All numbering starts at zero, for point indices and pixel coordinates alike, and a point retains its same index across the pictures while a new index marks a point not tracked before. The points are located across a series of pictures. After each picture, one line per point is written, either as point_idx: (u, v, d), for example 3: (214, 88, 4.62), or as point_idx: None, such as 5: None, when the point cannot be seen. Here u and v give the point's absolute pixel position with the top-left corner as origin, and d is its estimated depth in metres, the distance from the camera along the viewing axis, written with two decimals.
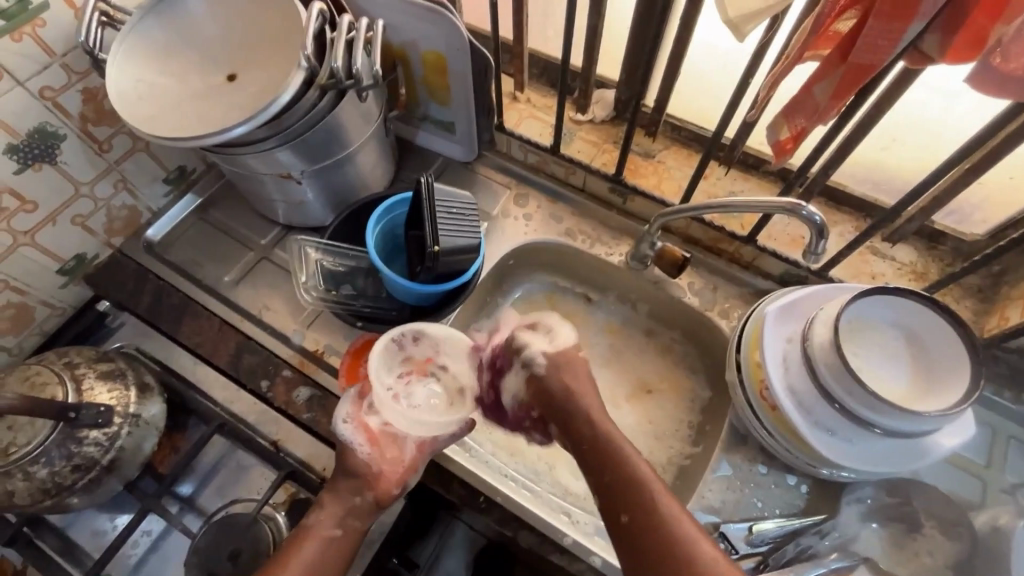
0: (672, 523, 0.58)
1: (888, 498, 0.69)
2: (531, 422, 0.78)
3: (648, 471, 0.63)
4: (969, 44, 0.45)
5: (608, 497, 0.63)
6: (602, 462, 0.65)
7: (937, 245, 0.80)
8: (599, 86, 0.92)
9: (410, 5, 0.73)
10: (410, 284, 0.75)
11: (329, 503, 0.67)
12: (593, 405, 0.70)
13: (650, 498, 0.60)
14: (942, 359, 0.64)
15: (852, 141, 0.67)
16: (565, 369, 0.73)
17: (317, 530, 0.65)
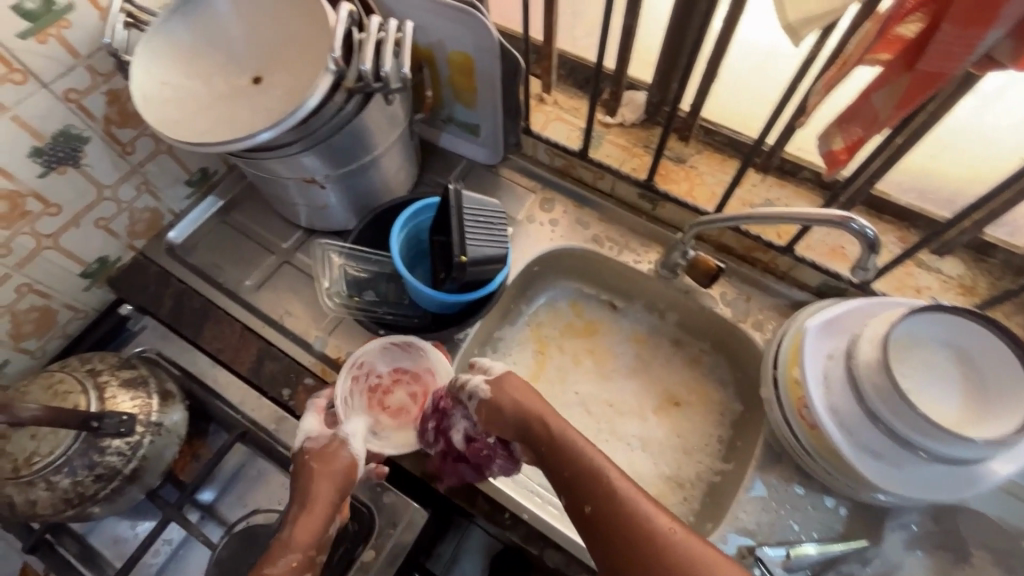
0: (632, 505, 0.54)
1: (933, 525, 0.66)
2: (491, 450, 0.68)
3: (604, 459, 0.58)
4: None
5: (571, 494, 0.58)
6: (561, 461, 0.59)
7: (986, 258, 0.76)
8: (630, 88, 0.88)
9: (439, 5, 0.71)
10: (435, 293, 0.73)
11: (298, 539, 0.61)
12: (546, 408, 0.63)
13: (608, 484, 0.56)
14: (993, 383, 0.61)
15: (905, 149, 0.63)
16: (509, 386, 0.65)
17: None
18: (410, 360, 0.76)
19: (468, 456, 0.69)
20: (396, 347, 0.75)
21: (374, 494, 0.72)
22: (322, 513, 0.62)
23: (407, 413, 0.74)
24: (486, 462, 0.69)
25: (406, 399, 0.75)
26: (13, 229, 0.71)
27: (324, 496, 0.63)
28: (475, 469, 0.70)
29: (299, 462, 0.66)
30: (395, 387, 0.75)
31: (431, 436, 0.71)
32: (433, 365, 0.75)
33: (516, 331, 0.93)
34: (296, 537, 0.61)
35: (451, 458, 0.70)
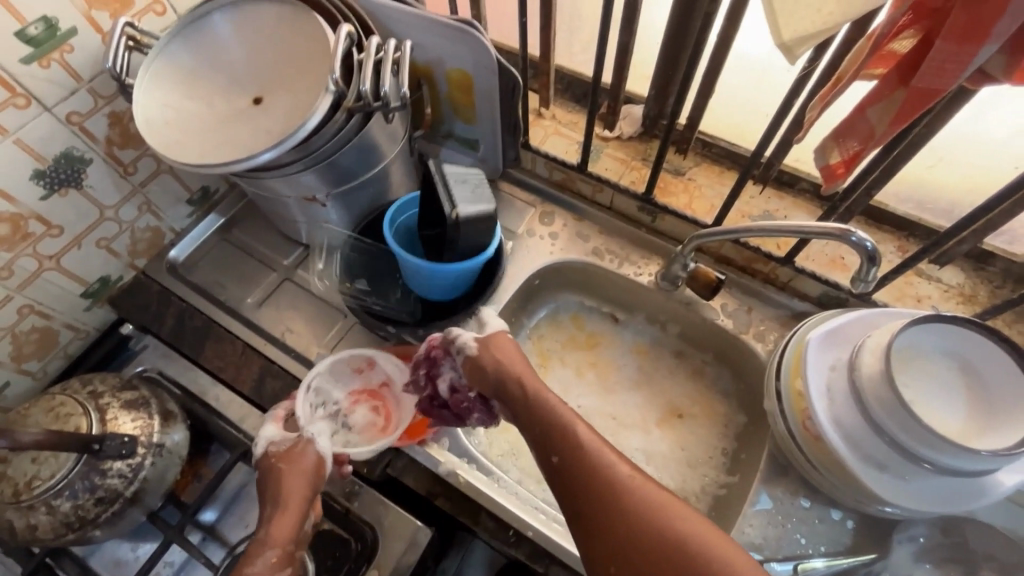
0: (594, 454, 0.57)
1: (942, 537, 0.66)
2: (473, 403, 0.73)
3: (572, 415, 0.62)
4: None
5: (541, 445, 0.62)
6: (533, 417, 0.64)
7: (986, 266, 0.76)
8: (627, 102, 0.89)
9: (437, 23, 0.71)
10: (435, 266, 0.73)
11: (275, 536, 0.62)
12: (522, 368, 0.68)
13: (574, 435, 0.59)
14: (995, 393, 0.61)
15: (902, 160, 0.63)
16: (497, 344, 0.71)
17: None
18: (363, 377, 0.78)
19: (451, 405, 0.73)
20: (345, 368, 0.77)
21: (376, 513, 0.72)
22: (296, 509, 0.64)
23: (375, 426, 0.76)
24: (466, 413, 0.73)
25: (370, 414, 0.77)
26: (15, 251, 0.71)
27: (296, 491, 0.64)
28: (455, 418, 0.73)
29: (265, 467, 0.68)
30: (355, 407, 0.77)
31: (419, 382, 0.74)
32: (390, 374, 0.77)
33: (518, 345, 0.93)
34: (272, 534, 0.62)
35: (434, 404, 0.73)
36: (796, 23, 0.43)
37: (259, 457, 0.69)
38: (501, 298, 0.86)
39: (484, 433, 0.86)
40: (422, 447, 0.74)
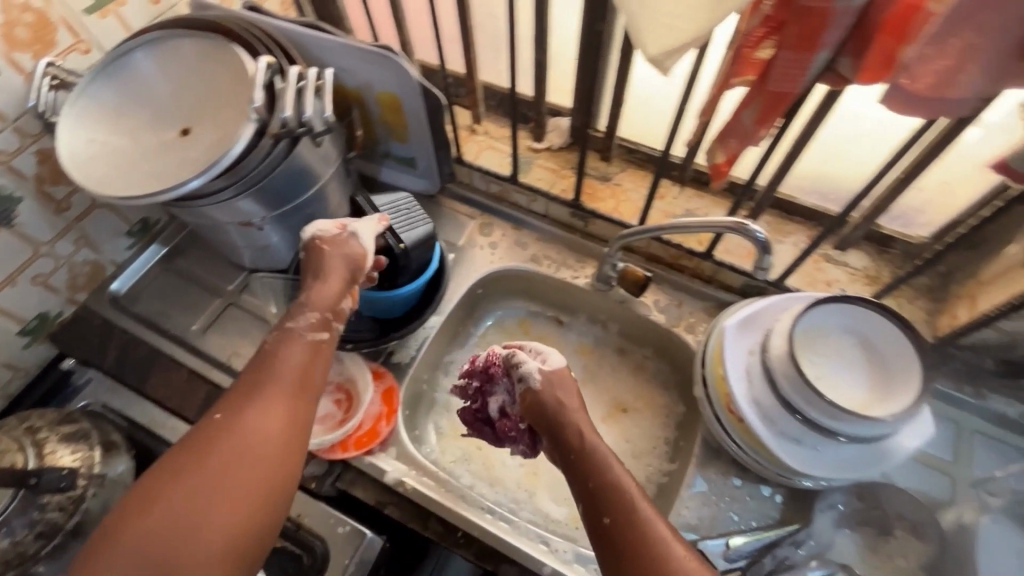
0: (648, 524, 0.55)
1: (859, 503, 0.70)
2: (519, 433, 0.75)
3: (629, 478, 0.59)
4: (881, 64, 0.46)
5: (593, 502, 0.58)
6: (588, 469, 0.61)
7: (888, 249, 0.81)
8: (553, 115, 0.93)
9: (358, 50, 0.75)
10: (394, 295, 0.78)
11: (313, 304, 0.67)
12: (581, 419, 0.66)
13: (632, 499, 0.57)
14: (892, 364, 0.65)
15: (794, 156, 0.69)
16: (559, 384, 0.69)
17: (297, 342, 0.64)
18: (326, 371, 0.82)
19: (499, 425, 0.77)
20: None
21: (327, 526, 0.72)
22: (338, 286, 0.68)
23: (333, 418, 0.79)
24: (509, 438, 0.77)
25: (331, 406, 0.80)
26: None
27: (341, 272, 0.69)
28: (502, 437, 0.78)
29: (312, 248, 0.70)
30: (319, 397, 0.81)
31: (471, 392, 0.78)
32: (353, 373, 0.81)
33: (466, 353, 0.95)
34: (317, 303, 0.67)
35: (480, 418, 0.78)
36: (659, 39, 0.47)
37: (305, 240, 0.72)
38: (445, 308, 0.88)
39: (436, 442, 0.88)
40: (369, 456, 0.77)
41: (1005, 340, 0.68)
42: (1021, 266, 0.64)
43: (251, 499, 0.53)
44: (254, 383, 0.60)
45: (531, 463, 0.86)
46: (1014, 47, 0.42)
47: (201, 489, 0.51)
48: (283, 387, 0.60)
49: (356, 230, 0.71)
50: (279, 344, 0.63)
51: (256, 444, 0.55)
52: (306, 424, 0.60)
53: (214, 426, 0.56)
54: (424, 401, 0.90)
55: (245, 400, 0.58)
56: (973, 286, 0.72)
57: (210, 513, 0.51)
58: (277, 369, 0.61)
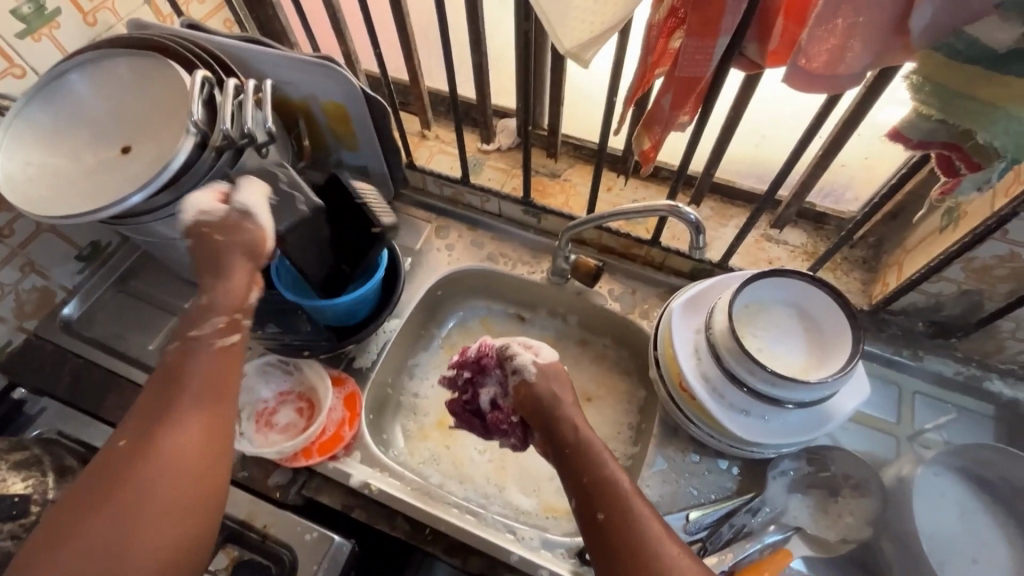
0: (641, 522, 0.55)
1: (808, 467, 0.73)
2: (510, 426, 0.73)
3: (625, 476, 0.60)
4: (785, 48, 0.50)
5: (586, 498, 0.59)
6: (582, 464, 0.61)
7: (823, 225, 0.85)
8: (500, 117, 0.97)
9: (298, 62, 0.75)
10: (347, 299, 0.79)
11: (218, 306, 0.61)
12: (572, 414, 0.66)
13: (628, 499, 0.57)
14: (828, 331, 0.69)
15: (722, 141, 0.72)
16: (554, 378, 0.69)
17: (204, 350, 0.59)
18: (287, 380, 0.84)
19: (488, 418, 0.75)
20: (274, 368, 0.84)
21: (295, 535, 0.72)
22: (245, 273, 0.63)
23: (295, 427, 0.80)
24: (502, 432, 0.74)
25: (293, 415, 0.81)
26: None
27: (245, 257, 0.63)
28: (490, 430, 0.76)
29: (200, 237, 0.62)
30: (281, 406, 0.82)
31: (462, 382, 0.76)
32: (313, 381, 0.83)
33: (430, 355, 0.96)
34: (220, 301, 0.61)
35: (470, 410, 0.76)
36: (572, 33, 0.50)
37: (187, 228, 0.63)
38: (404, 312, 0.90)
39: (404, 445, 0.88)
40: (333, 462, 0.77)
41: (931, 303, 0.75)
42: (939, 230, 0.69)
43: (180, 526, 0.51)
44: (162, 403, 0.56)
45: (499, 458, 0.87)
46: (894, 22, 0.44)
47: (118, 528, 0.49)
48: (194, 405, 0.56)
49: (245, 202, 0.64)
50: (183, 354, 0.59)
51: (171, 472, 0.52)
52: (227, 438, 0.57)
53: (122, 457, 0.52)
54: (390, 406, 0.90)
55: (155, 425, 0.54)
56: (900, 253, 0.77)
57: (133, 552, 0.49)
58: (183, 382, 0.57)
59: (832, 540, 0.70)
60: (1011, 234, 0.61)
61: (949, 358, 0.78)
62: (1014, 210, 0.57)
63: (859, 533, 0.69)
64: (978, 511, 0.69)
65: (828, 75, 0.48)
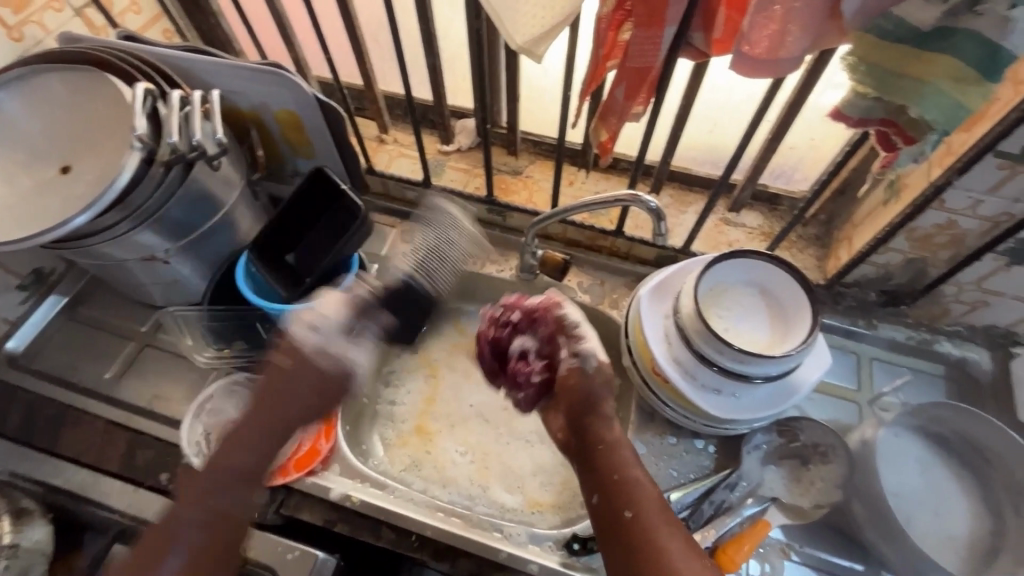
0: (666, 529, 0.55)
1: (780, 440, 0.76)
2: (526, 383, 0.74)
3: (653, 482, 0.60)
4: (727, 36, 0.51)
5: (609, 496, 0.59)
6: (611, 464, 0.61)
7: (777, 206, 0.88)
8: (458, 117, 0.96)
9: (245, 70, 0.73)
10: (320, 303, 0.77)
11: (253, 454, 0.63)
12: (609, 410, 0.66)
13: (655, 503, 0.57)
14: (789, 307, 0.71)
15: (677, 130, 0.74)
16: (607, 380, 0.69)
17: (225, 478, 0.60)
18: None
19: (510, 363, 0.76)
20: (242, 387, 0.81)
21: (276, 556, 0.69)
22: (293, 427, 0.67)
23: None
24: (518, 380, 0.75)
25: None
26: None
27: (303, 415, 0.67)
28: (505, 374, 0.77)
29: (300, 362, 0.68)
30: None
31: (502, 322, 0.76)
32: None
33: (404, 361, 0.95)
34: (263, 446, 0.63)
35: (497, 349, 0.77)
36: (525, 28, 0.50)
37: (288, 343, 0.69)
38: None
39: (384, 453, 0.87)
40: (311, 477, 0.75)
41: (882, 273, 0.79)
42: (883, 203, 0.73)
43: None
44: (162, 547, 0.56)
45: (481, 458, 0.86)
46: (826, 7, 0.45)
47: None
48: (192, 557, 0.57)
49: (354, 358, 0.72)
50: (206, 492, 0.59)
51: None
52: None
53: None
54: (366, 415, 0.88)
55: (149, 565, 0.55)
56: (849, 228, 0.80)
57: None
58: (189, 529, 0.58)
59: (807, 506, 0.72)
60: (948, 203, 0.65)
61: (901, 324, 0.83)
62: (948, 179, 0.61)
63: (829, 497, 0.72)
64: (936, 465, 0.73)
65: (772, 60, 0.50)
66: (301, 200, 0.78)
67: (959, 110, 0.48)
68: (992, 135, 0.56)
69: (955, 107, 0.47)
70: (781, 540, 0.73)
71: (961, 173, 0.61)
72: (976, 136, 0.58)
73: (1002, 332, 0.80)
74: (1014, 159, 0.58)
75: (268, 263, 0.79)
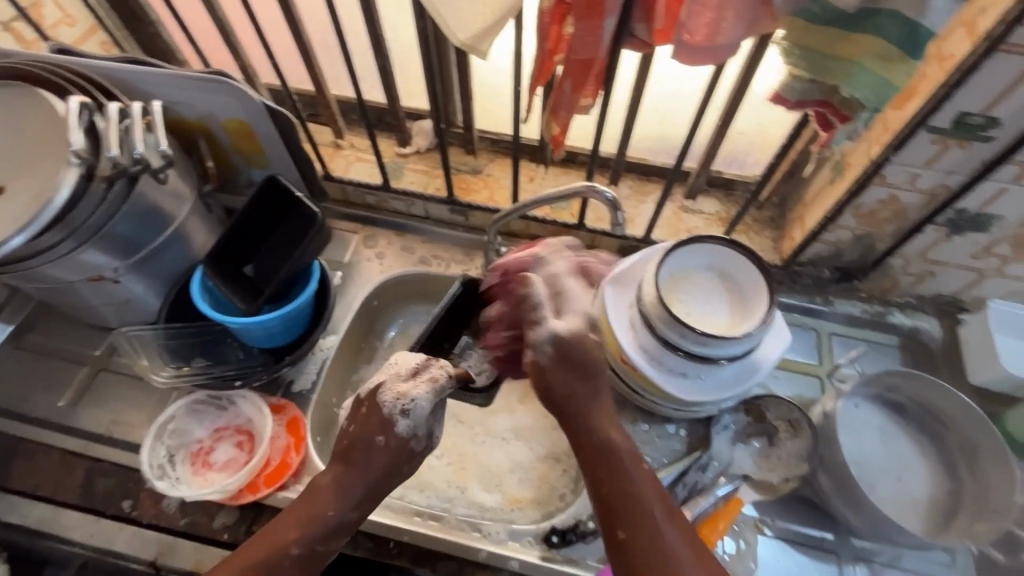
0: (660, 551, 0.52)
1: (748, 418, 0.77)
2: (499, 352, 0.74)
3: (649, 492, 0.55)
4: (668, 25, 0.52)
5: (603, 511, 0.56)
6: (602, 476, 0.57)
7: (733, 191, 0.90)
8: (414, 119, 0.96)
9: (187, 79, 0.71)
10: (278, 313, 0.74)
11: (337, 507, 0.58)
12: (593, 400, 0.61)
13: (649, 520, 0.53)
14: (747, 288, 0.73)
15: (630, 121, 0.75)
16: (574, 364, 0.62)
17: (318, 529, 0.57)
18: (223, 416, 0.79)
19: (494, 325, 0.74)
20: (205, 406, 0.79)
21: None
22: (382, 488, 0.60)
23: (236, 464, 0.76)
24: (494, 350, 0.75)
25: (232, 451, 0.77)
26: None
27: (384, 482, 0.60)
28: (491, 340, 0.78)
29: (387, 433, 0.60)
30: (219, 444, 0.77)
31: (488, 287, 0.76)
32: (251, 413, 0.79)
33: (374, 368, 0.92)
34: (352, 500, 0.58)
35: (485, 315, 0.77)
36: (466, 25, 0.50)
37: (381, 398, 0.61)
38: (340, 327, 0.87)
39: None
40: (282, 492, 0.74)
41: (833, 250, 0.81)
42: (830, 182, 0.75)
43: None
44: None
45: (457, 459, 0.85)
46: None
47: None
48: None
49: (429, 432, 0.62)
50: (297, 543, 0.56)
51: None
52: None
53: None
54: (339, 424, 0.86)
55: None
56: (801, 209, 0.83)
57: None
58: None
59: (776, 481, 0.73)
60: (889, 177, 0.68)
61: (856, 298, 0.86)
62: (886, 156, 0.64)
63: (797, 469, 0.73)
64: (895, 431, 0.76)
65: (712, 46, 0.51)
66: (257, 211, 0.76)
67: (887, 88, 0.50)
68: (923, 110, 0.58)
69: (883, 85, 0.49)
70: (755, 516, 0.75)
71: (897, 149, 0.63)
72: (909, 112, 0.60)
73: (948, 299, 0.84)
74: (945, 133, 0.61)
75: (225, 278, 0.76)
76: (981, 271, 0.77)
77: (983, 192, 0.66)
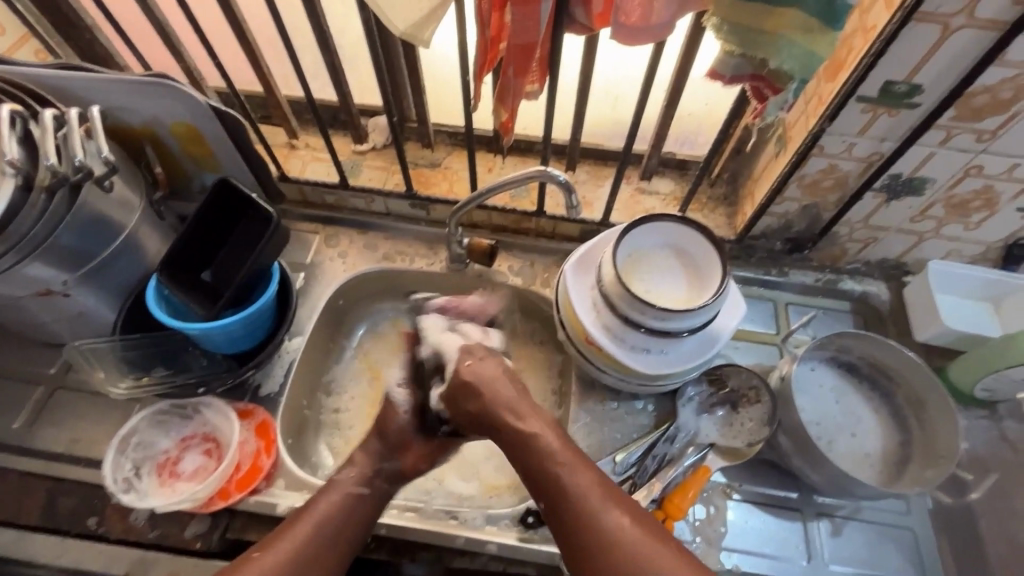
0: (583, 497, 0.58)
1: (711, 389, 0.80)
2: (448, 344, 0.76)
3: (570, 456, 0.62)
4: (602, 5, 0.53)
5: (531, 477, 0.62)
6: (522, 449, 0.63)
7: (686, 171, 0.92)
8: (369, 116, 0.95)
9: (127, 84, 0.69)
10: (239, 317, 0.73)
11: (358, 461, 0.69)
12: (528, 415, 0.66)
13: (568, 473, 0.60)
14: (702, 262, 0.75)
15: (581, 107, 0.76)
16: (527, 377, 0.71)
17: (352, 476, 0.67)
18: (189, 424, 0.78)
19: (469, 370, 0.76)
20: (170, 417, 0.78)
21: None
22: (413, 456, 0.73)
23: (204, 472, 0.75)
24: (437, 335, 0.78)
25: (201, 459, 0.76)
26: None
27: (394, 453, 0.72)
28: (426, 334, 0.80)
29: (385, 427, 0.73)
30: (186, 454, 0.76)
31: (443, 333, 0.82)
32: (218, 420, 0.78)
33: (344, 367, 0.91)
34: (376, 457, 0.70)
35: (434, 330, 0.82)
36: (403, 14, 0.51)
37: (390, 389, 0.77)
38: (306, 328, 0.86)
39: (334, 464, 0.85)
40: (256, 496, 0.73)
41: (783, 222, 0.84)
42: (775, 156, 0.78)
43: None
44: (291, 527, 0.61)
45: None
46: None
47: None
48: (321, 534, 0.61)
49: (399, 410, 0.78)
50: (334, 487, 0.66)
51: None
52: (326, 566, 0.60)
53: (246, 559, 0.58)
54: (310, 425, 0.85)
55: (282, 536, 0.60)
56: (751, 184, 0.86)
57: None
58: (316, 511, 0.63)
59: (740, 447, 0.76)
60: (827, 148, 0.71)
61: (808, 268, 0.89)
62: (822, 126, 0.67)
63: (759, 434, 0.76)
64: (848, 390, 0.80)
65: (648, 26, 0.52)
66: (210, 215, 0.75)
67: (813, 58, 0.52)
68: (853, 80, 0.61)
69: (807, 56, 0.52)
70: (722, 482, 0.77)
71: (832, 119, 0.66)
72: (840, 84, 0.63)
73: (893, 263, 0.88)
74: (874, 101, 0.64)
75: (179, 284, 0.74)
76: (920, 234, 0.81)
77: (913, 158, 0.69)
